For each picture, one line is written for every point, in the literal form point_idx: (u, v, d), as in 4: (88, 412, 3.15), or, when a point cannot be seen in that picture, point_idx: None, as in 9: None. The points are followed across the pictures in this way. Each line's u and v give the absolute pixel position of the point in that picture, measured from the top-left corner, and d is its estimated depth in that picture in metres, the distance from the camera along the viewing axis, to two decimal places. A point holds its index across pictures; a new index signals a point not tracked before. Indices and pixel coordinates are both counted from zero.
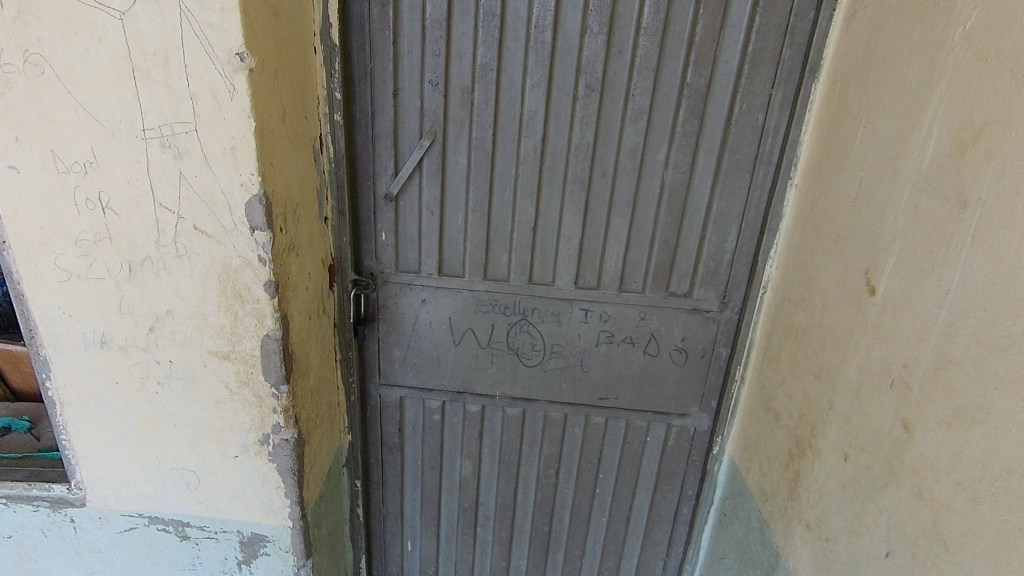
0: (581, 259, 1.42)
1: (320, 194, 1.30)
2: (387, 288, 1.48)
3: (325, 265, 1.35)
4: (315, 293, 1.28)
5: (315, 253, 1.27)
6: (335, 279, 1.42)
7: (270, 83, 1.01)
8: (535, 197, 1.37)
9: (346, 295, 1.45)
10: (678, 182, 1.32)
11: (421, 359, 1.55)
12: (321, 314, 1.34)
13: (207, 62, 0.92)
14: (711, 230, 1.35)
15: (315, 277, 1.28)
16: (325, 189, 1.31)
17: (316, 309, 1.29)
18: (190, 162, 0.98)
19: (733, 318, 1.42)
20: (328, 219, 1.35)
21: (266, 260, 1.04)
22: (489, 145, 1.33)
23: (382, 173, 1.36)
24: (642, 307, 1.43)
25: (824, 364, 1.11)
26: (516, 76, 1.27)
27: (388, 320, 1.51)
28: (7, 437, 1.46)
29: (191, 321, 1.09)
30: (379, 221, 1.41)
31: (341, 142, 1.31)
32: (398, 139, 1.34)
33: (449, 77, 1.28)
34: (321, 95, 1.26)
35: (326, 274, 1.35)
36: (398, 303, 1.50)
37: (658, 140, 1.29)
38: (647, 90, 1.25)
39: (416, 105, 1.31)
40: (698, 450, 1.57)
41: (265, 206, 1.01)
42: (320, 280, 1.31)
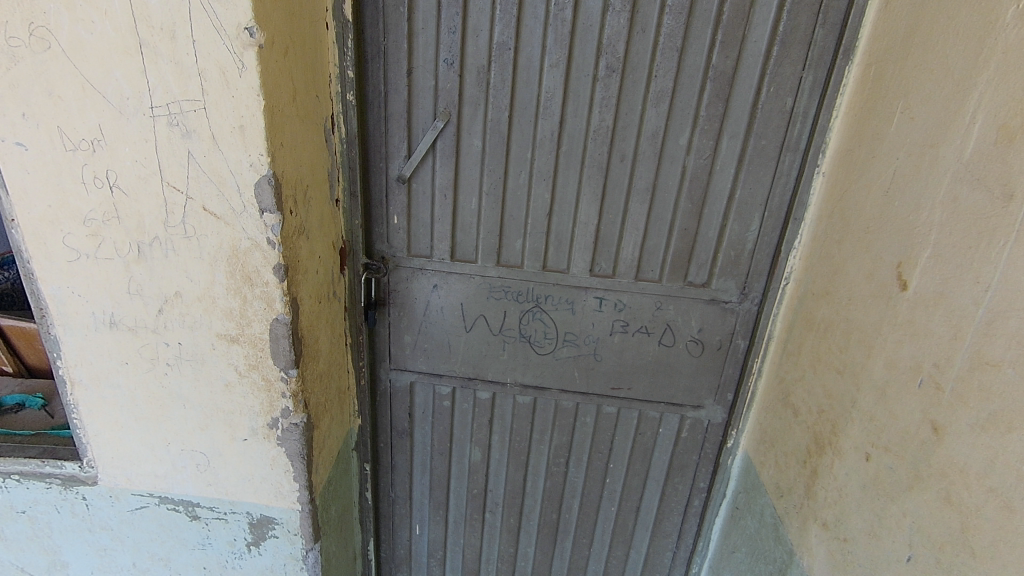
0: (598, 247, 1.38)
1: (331, 176, 1.27)
2: (399, 273, 1.46)
3: (337, 248, 1.33)
4: (326, 277, 1.26)
5: (326, 235, 1.25)
6: (346, 263, 1.40)
7: (280, 59, 0.98)
8: (551, 181, 1.33)
9: (357, 279, 1.43)
10: (700, 168, 1.27)
11: (432, 345, 1.54)
12: (332, 297, 1.32)
13: (216, 37, 0.89)
14: (733, 219, 1.31)
15: (325, 260, 1.25)
16: (336, 170, 1.29)
17: (326, 292, 1.27)
18: (198, 141, 0.95)
19: (752, 309, 1.39)
20: (339, 201, 1.32)
21: (275, 243, 1.02)
22: (505, 127, 1.29)
23: (394, 154, 1.33)
24: (658, 297, 1.40)
25: (847, 360, 1.07)
26: (535, 56, 1.23)
27: (399, 305, 1.50)
28: (21, 414, 1.47)
29: (201, 303, 1.08)
30: (392, 204, 1.38)
31: (353, 123, 1.27)
32: (412, 119, 1.30)
33: (465, 55, 1.24)
34: (333, 74, 1.22)
35: (337, 257, 1.33)
36: (410, 287, 1.48)
37: (681, 124, 1.24)
38: (671, 72, 1.20)
39: (431, 84, 1.27)
40: (711, 443, 1.55)
41: (275, 187, 0.99)
42: (330, 263, 1.29)
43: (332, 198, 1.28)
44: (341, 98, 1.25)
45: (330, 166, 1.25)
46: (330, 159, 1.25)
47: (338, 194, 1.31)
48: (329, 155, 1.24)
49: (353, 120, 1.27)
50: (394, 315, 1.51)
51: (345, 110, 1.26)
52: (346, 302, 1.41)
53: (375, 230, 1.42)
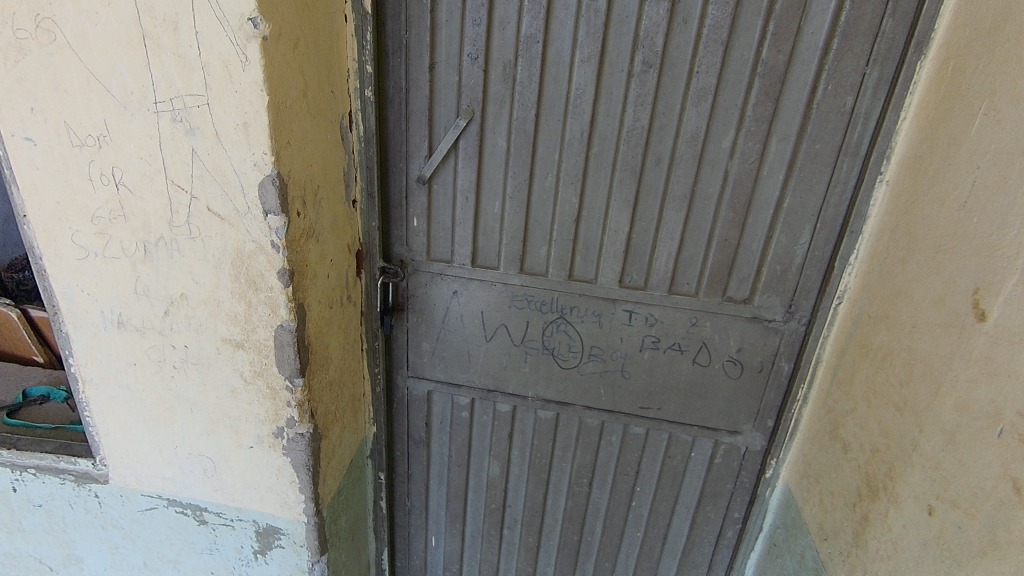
0: (629, 256, 1.28)
1: (347, 175, 1.21)
2: (417, 277, 1.40)
3: (352, 250, 1.27)
4: (338, 280, 1.21)
5: (340, 238, 1.19)
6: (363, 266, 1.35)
7: (289, 52, 0.92)
8: (580, 185, 1.24)
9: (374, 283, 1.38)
10: (744, 174, 1.16)
11: (451, 353, 1.47)
12: (346, 302, 1.26)
13: (218, 28, 0.83)
14: (780, 230, 1.18)
15: (339, 263, 1.20)
16: (354, 170, 1.23)
17: (339, 297, 1.22)
18: (202, 138, 0.91)
19: (799, 330, 1.26)
20: (356, 201, 1.27)
21: (280, 247, 0.96)
22: (532, 126, 1.21)
23: (415, 154, 1.27)
24: (693, 312, 1.29)
25: (909, 396, 0.94)
26: (564, 50, 1.13)
27: (418, 311, 1.44)
28: (44, 406, 1.48)
29: (206, 306, 1.04)
30: (412, 206, 1.32)
31: (372, 120, 1.21)
32: (433, 117, 1.23)
33: (490, 50, 1.16)
34: (351, 69, 1.17)
35: (353, 259, 1.28)
36: (430, 292, 1.42)
37: (724, 124, 1.13)
38: (714, 67, 1.09)
39: (454, 80, 1.20)
40: (748, 471, 1.42)
41: (280, 188, 0.93)
42: (344, 266, 1.23)
43: (348, 199, 1.23)
44: (359, 94, 1.19)
45: (346, 164, 1.19)
46: (346, 158, 1.19)
47: (354, 195, 1.25)
48: (345, 154, 1.19)
49: (371, 118, 1.21)
50: (413, 320, 1.45)
51: (363, 106, 1.20)
52: (362, 306, 1.36)
53: (394, 232, 1.36)
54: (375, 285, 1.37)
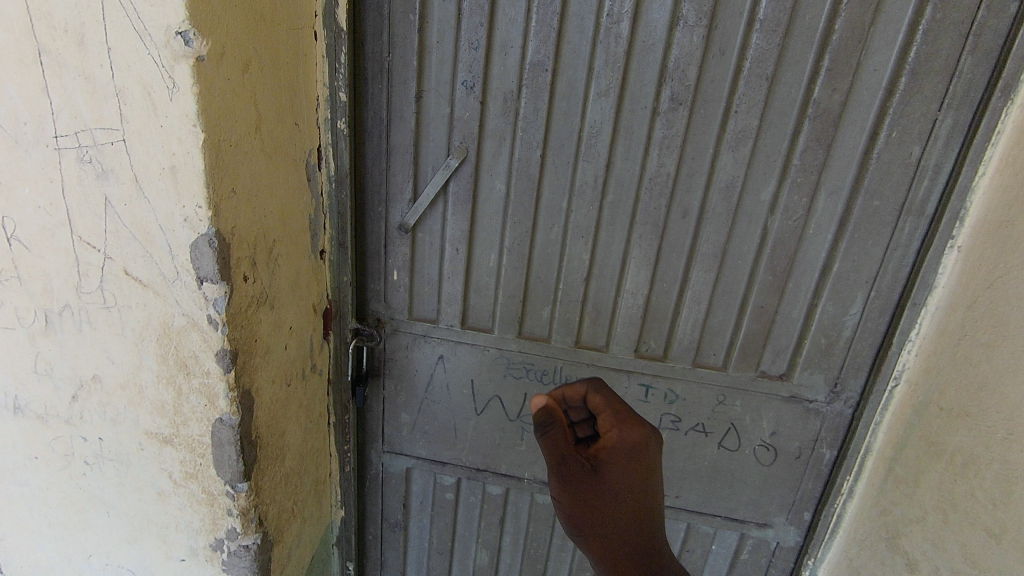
0: (646, 321, 1.09)
1: (314, 223, 1.00)
2: (396, 338, 1.19)
3: (318, 311, 1.06)
4: (299, 350, 0.99)
5: (302, 299, 0.98)
6: (331, 327, 1.11)
7: (237, 77, 0.72)
8: (592, 239, 1.05)
9: (344, 348, 1.14)
10: (787, 232, 0.98)
11: (434, 426, 1.26)
12: (309, 374, 1.05)
13: (138, 44, 0.63)
14: (826, 298, 1.01)
15: (300, 329, 0.99)
16: (323, 215, 1.02)
17: (300, 370, 1.00)
18: (117, 184, 0.70)
19: (844, 413, 1.07)
20: (325, 254, 1.04)
21: (218, 323, 0.75)
22: (536, 169, 1.02)
23: (396, 197, 1.08)
24: (720, 389, 1.11)
25: (1007, 523, 0.75)
26: (578, 81, 0.95)
27: (397, 377, 1.23)
28: None
29: (125, 392, 0.82)
30: (392, 257, 1.12)
31: (346, 157, 1.00)
32: (420, 155, 1.04)
33: (489, 78, 0.98)
34: (321, 95, 0.95)
35: (320, 322, 1.06)
36: (411, 357, 1.21)
37: (765, 174, 0.95)
38: (756, 107, 0.92)
39: (444, 113, 1.01)
40: (778, 569, 1.23)
41: (219, 250, 0.72)
42: (308, 332, 1.02)
43: (315, 251, 1.02)
44: (330, 126, 0.97)
45: (312, 210, 0.98)
46: (313, 202, 0.98)
47: (323, 244, 1.04)
48: (312, 197, 0.97)
49: (345, 155, 0.99)
50: (391, 387, 1.24)
51: (335, 141, 0.98)
52: (330, 374, 1.14)
53: (370, 287, 1.15)
54: (346, 349, 1.15)
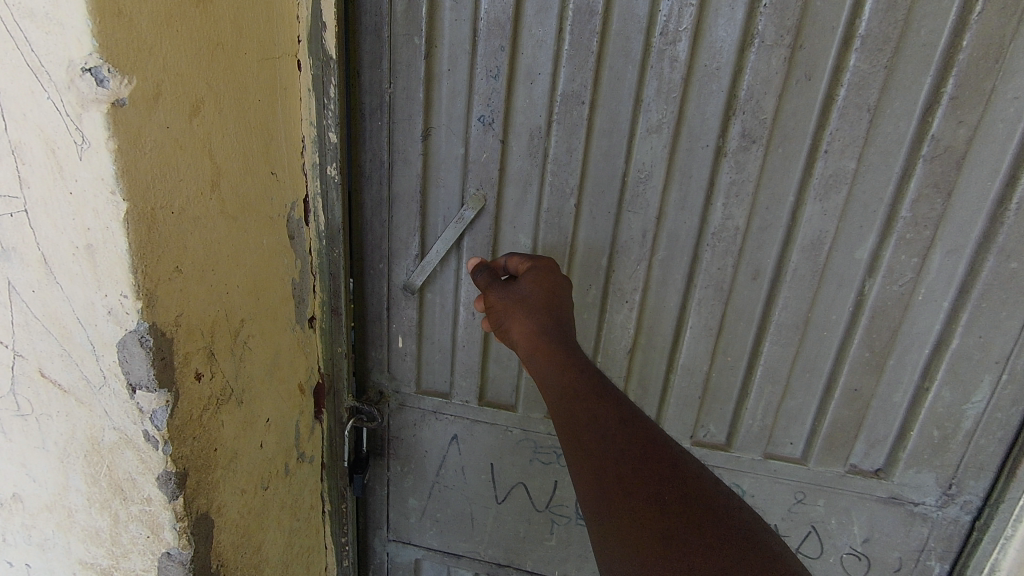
0: (705, 402, 0.89)
1: (301, 288, 0.83)
2: (402, 414, 1.01)
3: (307, 390, 0.88)
4: (281, 443, 0.81)
5: (283, 381, 0.80)
6: (324, 404, 0.94)
7: (180, 123, 0.54)
8: (638, 304, 0.85)
9: (340, 428, 0.96)
10: (890, 300, 0.77)
11: (447, 514, 1.07)
12: (295, 467, 0.86)
13: (35, 86, 0.46)
14: (941, 382, 0.79)
15: (281, 418, 0.81)
16: (311, 278, 0.84)
17: (282, 466, 0.82)
18: (22, 266, 0.53)
19: (961, 521, 0.85)
20: (315, 321, 0.88)
21: (158, 440, 0.57)
22: (569, 220, 0.83)
23: (401, 253, 0.90)
24: (799, 485, 0.89)
25: None
26: (621, 115, 0.77)
27: (403, 457, 1.05)
28: None
29: (51, 515, 0.65)
30: (396, 321, 0.95)
31: (339, 208, 0.83)
32: (428, 203, 0.87)
33: (512, 113, 0.80)
34: (306, 137, 0.79)
35: (310, 401, 0.89)
36: (419, 435, 1.02)
37: (863, 227, 0.75)
38: (852, 145, 0.72)
39: (457, 154, 0.83)
40: None
41: (155, 349, 0.54)
42: (292, 419, 0.84)
43: (303, 320, 0.84)
44: (319, 173, 0.80)
45: (298, 273, 0.81)
46: (298, 264, 0.81)
47: (313, 310, 0.86)
48: (296, 258, 0.80)
49: (336, 206, 0.83)
50: (396, 468, 1.06)
51: (325, 191, 0.82)
52: (323, 459, 0.95)
53: (371, 355, 0.98)
54: (342, 428, 0.96)
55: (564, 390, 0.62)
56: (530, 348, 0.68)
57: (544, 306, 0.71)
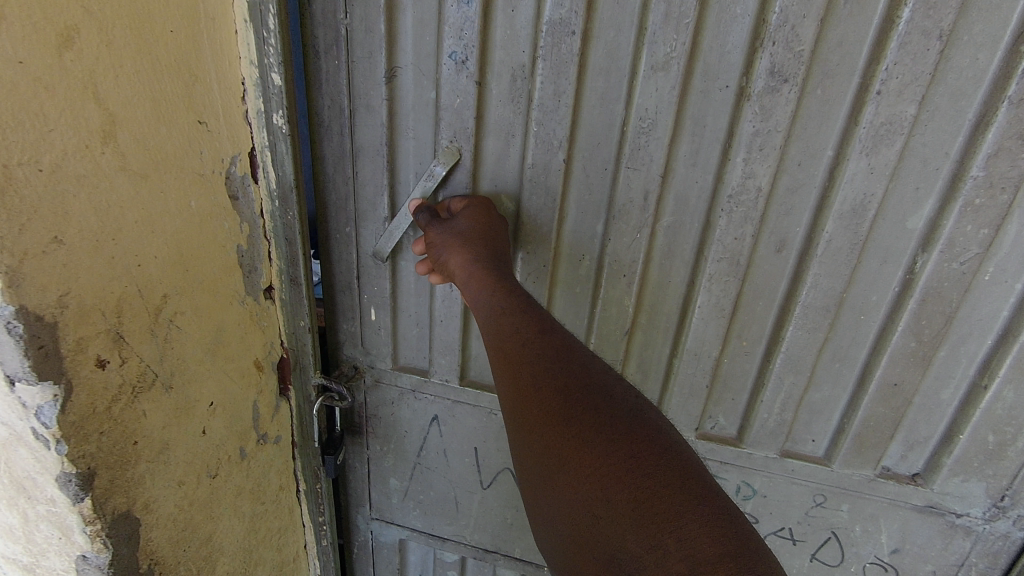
0: (714, 391, 0.77)
1: (251, 253, 0.72)
2: (381, 390, 0.93)
3: (267, 366, 0.80)
4: (234, 426, 0.73)
5: (231, 359, 0.71)
6: (288, 381, 0.85)
7: (42, 55, 0.43)
8: (638, 279, 0.73)
9: (308, 406, 0.88)
10: (947, 281, 0.63)
11: (432, 497, 1.00)
12: (255, 450, 0.78)
13: None
14: (1003, 380, 0.65)
15: (231, 400, 0.72)
16: (265, 243, 0.74)
17: (236, 452, 0.74)
18: None
19: (1011, 537, 0.73)
20: (273, 291, 0.78)
21: (51, 438, 0.49)
22: (559, 178, 0.70)
23: (369, 215, 0.79)
24: (819, 487, 0.78)
25: None
26: (621, 49, 0.62)
27: (383, 436, 0.97)
28: None
29: None
30: (368, 290, 0.85)
31: (291, 163, 0.71)
32: (396, 157, 0.75)
33: (489, 49, 0.66)
34: (246, 78, 0.66)
35: (272, 377, 0.81)
36: (399, 413, 0.94)
37: (919, 191, 0.60)
38: (914, 85, 0.56)
39: (428, 100, 0.71)
40: None
41: (30, 336, 0.45)
42: (246, 400, 0.75)
43: (257, 290, 0.75)
44: (264, 122, 0.68)
45: (245, 237, 0.71)
46: (245, 228, 0.70)
47: (270, 279, 0.77)
48: (241, 221, 0.69)
49: (287, 160, 0.71)
50: (377, 446, 0.99)
51: (272, 142, 0.69)
52: (292, 438, 0.88)
53: (343, 327, 0.89)
54: (311, 407, 0.87)
55: (495, 317, 0.64)
56: (464, 277, 0.68)
57: (477, 236, 0.69)
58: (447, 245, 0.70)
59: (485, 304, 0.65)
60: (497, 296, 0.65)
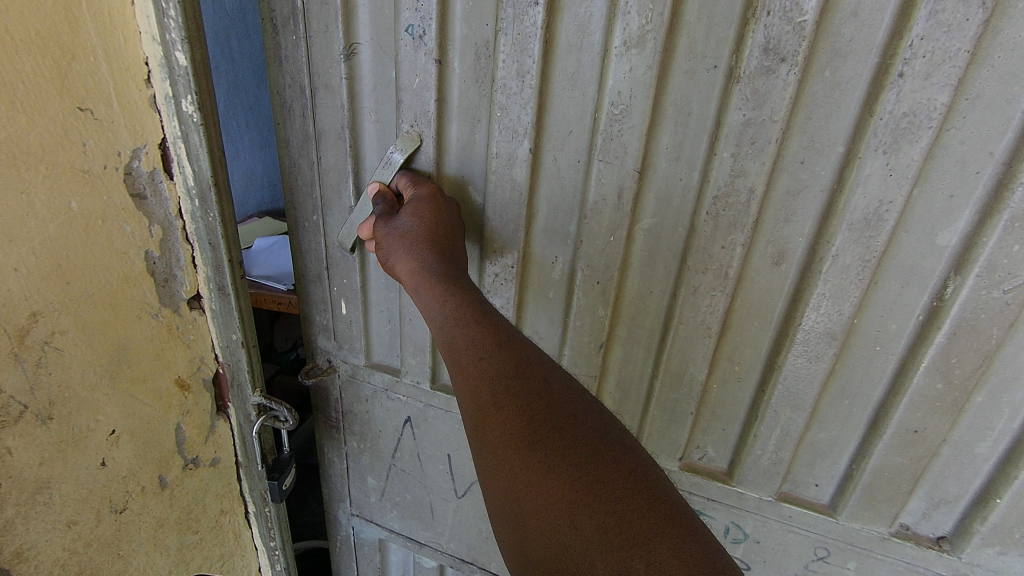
0: (702, 418, 0.68)
1: (166, 257, 0.63)
2: (354, 388, 0.89)
3: (196, 382, 0.71)
4: (151, 449, 0.67)
5: (140, 378, 0.64)
6: (225, 396, 0.75)
7: None
8: (615, 287, 0.64)
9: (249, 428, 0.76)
10: (987, 313, 0.50)
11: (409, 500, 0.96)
12: (179, 471, 0.71)
13: None
14: None
15: (140, 421, 0.65)
16: (186, 247, 0.64)
17: (151, 474, 0.68)
18: None
19: None
20: (199, 298, 0.67)
21: None
22: (526, 170, 0.62)
23: (334, 202, 0.74)
24: (820, 539, 0.68)
25: None
26: (591, 21, 0.54)
27: (360, 435, 0.93)
28: None
29: None
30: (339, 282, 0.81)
31: (210, 158, 0.59)
32: (359, 142, 0.69)
33: (449, 22, 0.59)
34: (150, 57, 0.55)
35: (202, 394, 0.72)
36: (375, 413, 0.90)
37: (953, 199, 0.48)
38: (949, 65, 0.44)
39: (388, 79, 0.64)
40: None
41: None
42: (163, 421, 0.68)
43: (178, 299, 0.65)
44: (173, 109, 0.57)
45: (155, 241, 0.61)
46: (155, 231, 0.61)
47: (196, 287, 0.66)
48: (149, 224, 0.60)
49: (202, 154, 0.59)
50: (354, 445, 0.95)
51: (183, 133, 0.58)
52: (235, 457, 0.78)
53: (317, 320, 0.86)
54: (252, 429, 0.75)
55: (449, 329, 0.56)
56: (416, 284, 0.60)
57: (430, 234, 0.62)
58: (400, 247, 0.63)
59: (441, 315, 0.57)
60: (450, 305, 0.57)
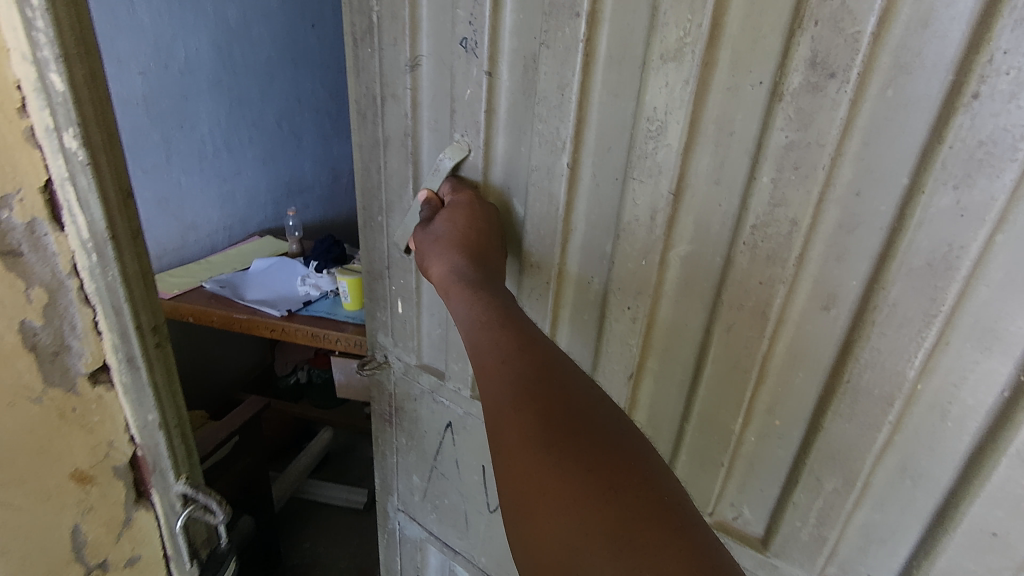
0: (739, 467, 0.60)
1: (52, 324, 0.50)
2: (404, 385, 0.93)
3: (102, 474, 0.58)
4: (38, 558, 0.54)
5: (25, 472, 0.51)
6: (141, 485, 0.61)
7: None
8: (647, 314, 0.61)
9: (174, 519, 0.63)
10: None
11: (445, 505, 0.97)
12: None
13: None
14: None
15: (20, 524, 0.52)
16: (84, 310, 0.52)
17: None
18: None
19: None
20: (102, 373, 0.55)
21: None
22: (563, 185, 0.61)
23: (395, 205, 0.79)
24: None
25: None
26: (631, 35, 0.52)
27: (408, 432, 0.97)
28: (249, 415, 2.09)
29: None
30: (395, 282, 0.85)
31: (103, 204, 0.50)
32: (419, 151, 0.73)
33: (498, 34, 0.60)
34: (22, 80, 0.43)
35: (115, 482, 0.59)
36: (419, 412, 0.92)
37: None
38: None
39: (444, 88, 0.67)
40: None
41: None
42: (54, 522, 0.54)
43: (74, 377, 0.53)
44: (57, 147, 0.46)
45: (36, 306, 0.49)
46: (39, 294, 0.49)
47: (101, 357, 0.54)
48: (29, 287, 0.48)
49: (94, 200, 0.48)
50: (401, 440, 0.99)
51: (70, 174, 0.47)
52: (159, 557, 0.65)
53: (379, 315, 0.92)
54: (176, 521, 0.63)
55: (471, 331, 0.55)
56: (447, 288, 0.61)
57: (465, 233, 0.64)
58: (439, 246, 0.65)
59: (463, 309, 0.58)
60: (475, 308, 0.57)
